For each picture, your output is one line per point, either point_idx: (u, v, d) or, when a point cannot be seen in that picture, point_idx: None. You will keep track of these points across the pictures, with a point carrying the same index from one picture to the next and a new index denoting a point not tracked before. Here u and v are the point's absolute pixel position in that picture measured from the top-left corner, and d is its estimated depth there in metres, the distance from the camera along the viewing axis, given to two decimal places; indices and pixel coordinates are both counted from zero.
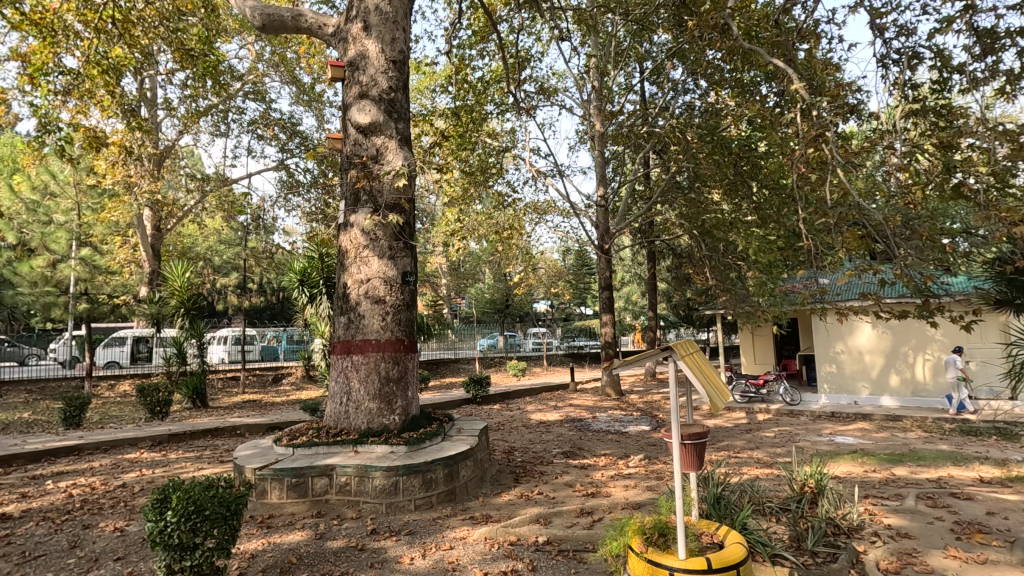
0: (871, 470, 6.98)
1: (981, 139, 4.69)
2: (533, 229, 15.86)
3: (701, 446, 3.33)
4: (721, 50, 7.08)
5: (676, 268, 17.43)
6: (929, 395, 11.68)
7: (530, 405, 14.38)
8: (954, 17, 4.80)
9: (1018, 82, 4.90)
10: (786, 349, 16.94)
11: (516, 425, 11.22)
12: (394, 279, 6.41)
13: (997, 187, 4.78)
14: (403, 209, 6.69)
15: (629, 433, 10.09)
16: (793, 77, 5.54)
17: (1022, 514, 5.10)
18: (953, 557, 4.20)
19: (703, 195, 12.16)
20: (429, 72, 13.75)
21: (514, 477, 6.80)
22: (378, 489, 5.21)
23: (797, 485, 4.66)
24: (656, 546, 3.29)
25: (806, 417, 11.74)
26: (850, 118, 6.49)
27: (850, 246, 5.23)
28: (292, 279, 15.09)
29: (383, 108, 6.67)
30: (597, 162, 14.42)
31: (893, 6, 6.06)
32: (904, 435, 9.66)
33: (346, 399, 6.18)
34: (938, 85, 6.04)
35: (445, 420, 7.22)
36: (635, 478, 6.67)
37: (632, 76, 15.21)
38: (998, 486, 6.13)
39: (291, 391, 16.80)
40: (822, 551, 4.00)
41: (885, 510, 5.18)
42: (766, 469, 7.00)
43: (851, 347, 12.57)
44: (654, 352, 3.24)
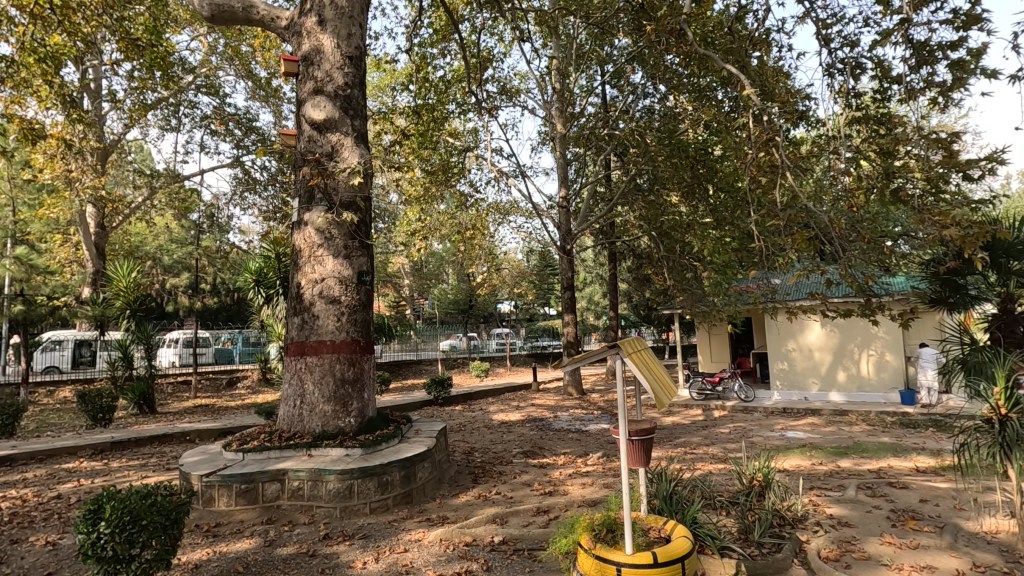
0: (818, 463, 7.26)
1: (916, 147, 4.94)
2: (496, 229, 15.84)
3: (648, 441, 3.39)
4: (678, 55, 7.20)
5: (637, 268, 17.70)
6: (874, 390, 12.20)
7: (492, 405, 14.36)
8: (893, 29, 5.03)
9: (949, 92, 5.18)
10: (741, 347, 17.46)
11: (477, 426, 11.17)
12: (350, 279, 6.29)
13: (931, 192, 5.04)
14: (358, 208, 6.57)
15: (589, 432, 10.21)
16: (745, 82, 5.69)
17: (951, 501, 5.41)
18: (888, 543, 4.40)
19: (662, 198, 12.38)
20: (390, 69, 13.52)
21: (473, 478, 6.76)
22: (332, 493, 5.09)
23: (746, 479, 4.79)
24: (605, 542, 3.33)
25: (760, 413, 12.13)
26: (799, 124, 6.72)
27: (799, 246, 5.40)
28: (247, 279, 14.69)
29: (339, 105, 6.54)
30: (558, 163, 14.49)
31: (838, 18, 6.31)
32: (849, 429, 10.08)
33: (299, 402, 6.02)
34: (878, 94, 6.32)
35: (402, 421, 7.12)
36: (593, 476, 6.75)
37: (594, 78, 15.34)
38: (932, 476, 6.47)
39: (247, 394, 16.29)
40: (767, 542, 4.14)
41: (828, 501, 5.39)
42: (720, 465, 7.19)
43: (802, 344, 13.05)
44: (604, 349, 3.28)
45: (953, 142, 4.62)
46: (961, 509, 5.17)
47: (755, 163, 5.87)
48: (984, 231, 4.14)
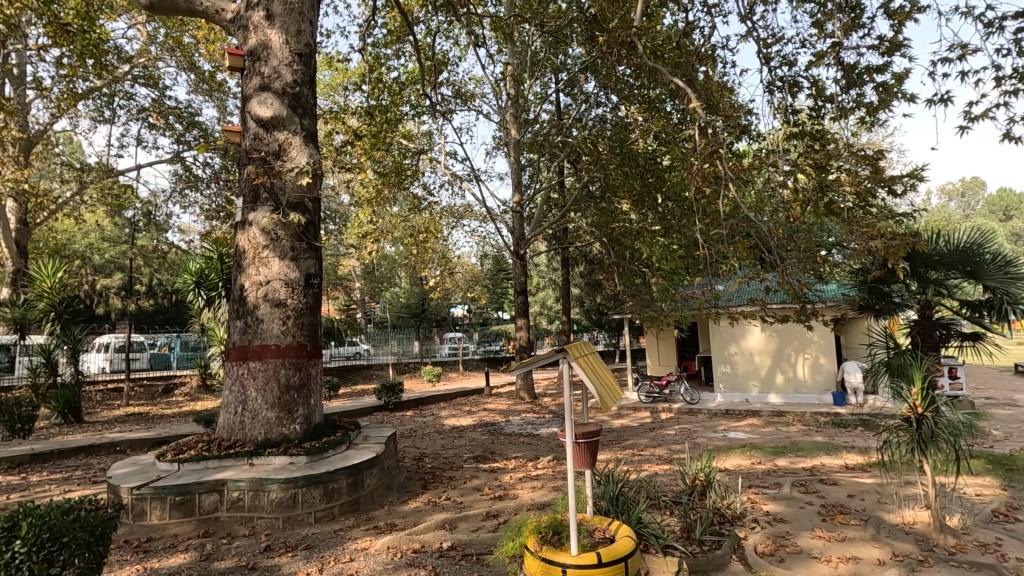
0: (757, 462, 7.59)
1: (847, 163, 5.29)
2: (450, 232, 15.78)
3: (594, 444, 3.46)
4: (629, 66, 7.39)
5: (588, 274, 18.01)
6: (809, 391, 12.85)
7: (443, 410, 14.24)
8: (826, 51, 5.36)
9: (875, 113, 5.57)
10: (687, 351, 18.07)
11: (428, 431, 11.06)
12: (297, 282, 6.12)
13: (860, 205, 5.37)
14: (306, 208, 6.40)
15: (540, 436, 10.30)
16: (692, 96, 5.90)
17: (875, 495, 5.78)
18: (818, 537, 4.65)
19: (613, 205, 12.65)
20: (342, 68, 13.23)
21: (423, 484, 6.69)
22: (274, 503, 4.93)
23: (689, 479, 4.94)
24: (551, 544, 3.37)
25: (704, 415, 12.57)
26: (741, 137, 7.03)
27: (741, 254, 5.65)
28: (187, 280, 14.06)
29: (287, 102, 6.36)
30: (512, 168, 14.57)
31: (777, 38, 6.66)
32: (786, 429, 10.59)
33: (241, 409, 5.79)
34: (813, 113, 6.70)
35: (350, 428, 6.96)
36: (543, 479, 6.82)
37: (548, 86, 15.52)
38: (860, 472, 6.88)
39: (185, 402, 15.51)
40: (708, 539, 4.29)
41: (765, 498, 5.65)
42: (666, 466, 7.40)
43: (743, 348, 13.62)
44: (552, 353, 3.33)
45: (879, 159, 4.97)
46: (884, 502, 5.52)
47: (700, 174, 6.10)
48: (906, 242, 4.45)
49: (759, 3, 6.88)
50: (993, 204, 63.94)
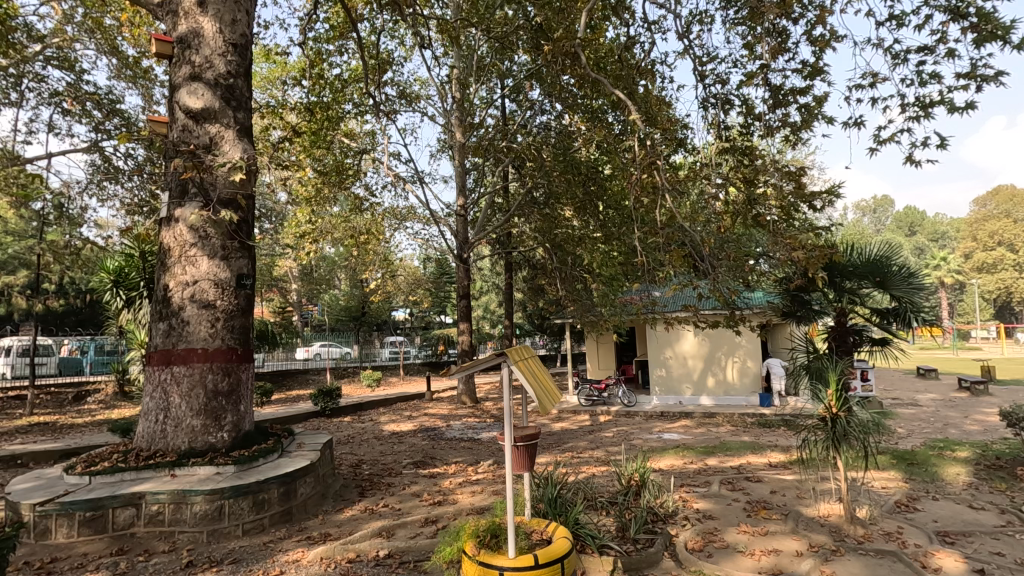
0: (689, 462, 7.90)
1: (773, 178, 5.63)
2: (392, 235, 15.52)
3: (532, 447, 3.49)
4: (573, 75, 7.53)
5: (531, 279, 18.20)
6: (737, 393, 13.51)
7: (383, 416, 13.94)
8: (756, 72, 5.68)
9: (799, 132, 5.96)
10: (625, 355, 18.58)
11: (367, 437, 10.80)
12: (227, 282, 5.83)
13: (784, 218, 5.71)
14: (239, 206, 6.12)
15: (481, 440, 10.29)
16: (632, 108, 6.09)
17: (795, 491, 6.15)
18: (744, 532, 4.90)
19: (556, 212, 12.87)
20: (281, 61, 12.76)
21: (360, 492, 6.52)
22: (198, 516, 4.66)
23: (625, 480, 5.09)
24: (488, 548, 3.37)
25: (640, 417, 12.97)
26: (678, 150, 7.33)
27: (675, 262, 5.88)
28: (103, 279, 13.07)
29: (220, 94, 6.06)
30: (457, 171, 14.53)
31: (712, 57, 6.99)
32: (716, 430, 11.08)
33: (163, 417, 5.45)
34: (744, 129, 7.06)
35: (283, 435, 6.69)
36: (483, 484, 6.81)
37: (494, 91, 15.59)
38: (781, 469, 7.31)
39: (98, 410, 14.38)
40: (642, 538, 4.43)
41: (696, 496, 5.90)
42: (603, 467, 7.57)
43: (677, 352, 14.15)
44: (492, 357, 3.35)
45: (801, 176, 5.32)
46: (803, 497, 5.88)
47: (639, 184, 6.30)
48: (824, 254, 4.80)
49: (696, 22, 7.21)
50: (900, 221, 69.70)
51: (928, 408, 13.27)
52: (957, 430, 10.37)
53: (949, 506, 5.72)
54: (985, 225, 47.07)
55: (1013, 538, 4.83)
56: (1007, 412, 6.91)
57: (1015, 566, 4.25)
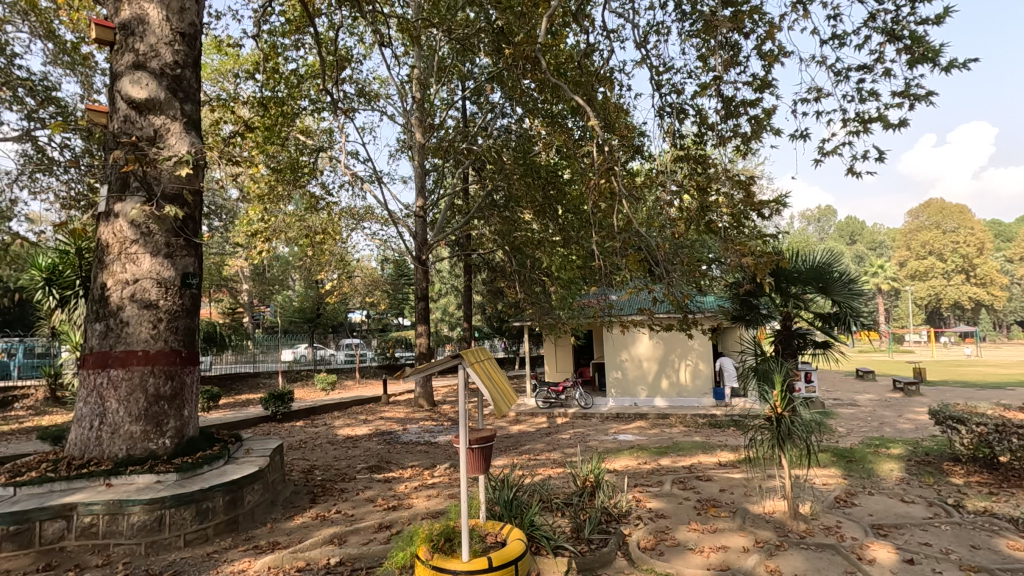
0: (643, 462, 8.06)
1: (724, 186, 5.80)
2: (349, 235, 15.22)
3: (487, 449, 3.48)
4: (534, 80, 7.58)
5: (490, 282, 18.20)
6: (689, 395, 13.89)
7: (337, 420, 13.63)
8: (709, 84, 5.85)
9: (749, 142, 6.18)
10: (582, 358, 18.80)
11: (320, 442, 10.52)
12: (171, 281, 5.57)
13: (734, 225, 5.90)
14: (185, 201, 5.85)
15: (438, 443, 10.19)
16: (591, 114, 6.17)
17: (743, 489, 6.36)
18: (694, 530, 5.03)
19: (516, 215, 12.90)
20: (233, 53, 12.33)
21: (312, 498, 6.33)
22: (136, 528, 4.42)
23: (580, 481, 5.15)
24: (442, 552, 3.33)
25: (597, 419, 13.15)
26: (635, 157, 7.48)
27: (631, 266, 6.00)
28: (35, 277, 12.29)
29: (166, 84, 5.80)
30: (416, 172, 14.38)
31: (667, 67, 7.17)
32: (670, 431, 11.35)
33: (98, 423, 5.15)
34: (697, 138, 7.27)
35: (230, 441, 6.44)
36: (438, 488, 6.74)
37: (455, 92, 15.53)
38: (730, 468, 7.55)
39: (27, 416, 13.47)
40: (596, 538, 4.48)
41: (649, 496, 6.02)
42: (559, 469, 7.63)
43: (633, 355, 14.41)
44: (448, 359, 3.32)
45: (750, 184, 5.51)
46: (750, 494, 6.09)
47: (597, 189, 6.39)
48: (772, 260, 5.00)
49: (654, 32, 7.37)
50: (842, 230, 73.40)
51: (865, 408, 14.01)
52: (892, 429, 10.96)
53: (884, 500, 6.03)
54: (918, 235, 50.08)
55: (940, 529, 5.14)
56: (936, 411, 7.35)
57: (941, 555, 4.52)
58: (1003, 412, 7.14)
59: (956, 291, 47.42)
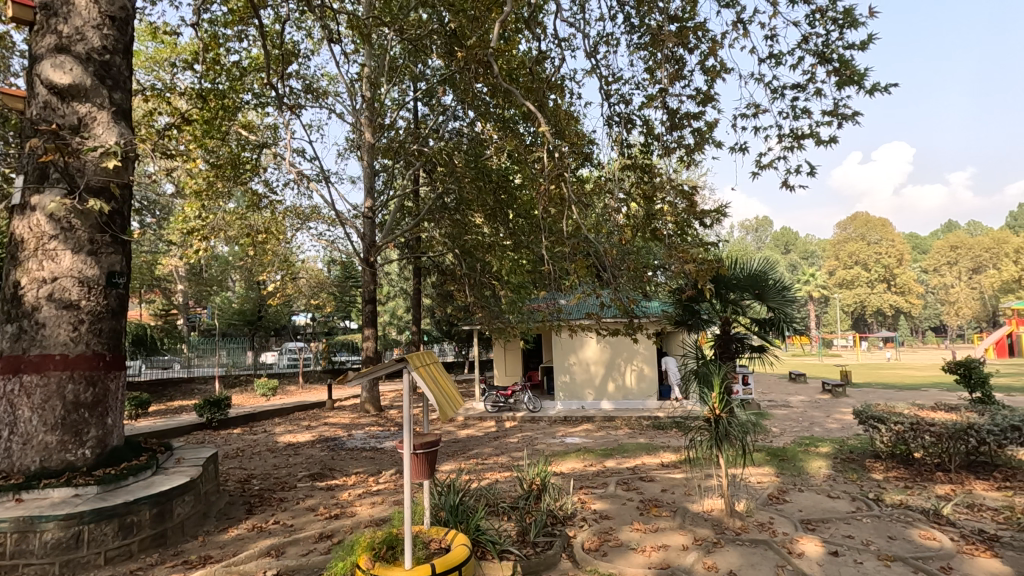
0: (589, 464, 8.19)
1: (669, 196, 5.97)
2: (294, 235, 14.72)
3: (432, 454, 3.43)
4: (486, 84, 7.57)
5: (440, 285, 18.05)
6: (634, 398, 14.24)
7: (278, 426, 13.12)
8: (655, 95, 6.01)
9: (692, 154, 6.40)
10: (531, 362, 18.94)
11: (259, 449, 10.10)
12: (94, 280, 5.21)
13: (678, 233, 6.08)
14: (112, 195, 5.49)
15: (384, 449, 9.99)
16: (541, 120, 6.21)
17: (683, 489, 6.57)
18: (636, 530, 5.14)
19: (466, 218, 12.85)
20: (170, 42, 11.72)
21: (248, 509, 6.05)
22: (49, 546, 4.09)
23: (526, 484, 5.17)
24: (384, 560, 3.26)
25: (545, 422, 13.26)
26: (585, 164, 7.59)
27: (579, 271, 6.09)
28: None
29: (93, 71, 5.44)
30: (365, 172, 14.11)
31: (617, 78, 7.32)
32: (615, 433, 11.58)
33: (8, 433, 4.75)
34: (644, 148, 7.45)
35: (158, 450, 6.08)
36: (383, 494, 6.60)
37: (406, 93, 15.36)
38: (672, 468, 7.77)
39: None
40: (541, 541, 4.51)
41: (594, 497, 6.12)
42: (506, 472, 7.64)
43: (581, 358, 14.63)
44: (392, 363, 3.26)
45: (693, 194, 5.71)
46: (690, 494, 6.29)
47: (547, 195, 6.45)
48: (712, 267, 5.21)
49: (603, 42, 7.52)
50: (778, 239, 77.35)
51: (797, 409, 14.80)
52: (820, 428, 11.61)
53: (812, 496, 6.36)
54: (845, 245, 53.37)
55: (862, 521, 5.47)
56: (860, 411, 7.82)
57: (862, 546, 4.81)
58: (917, 411, 7.69)
59: (878, 298, 50.89)
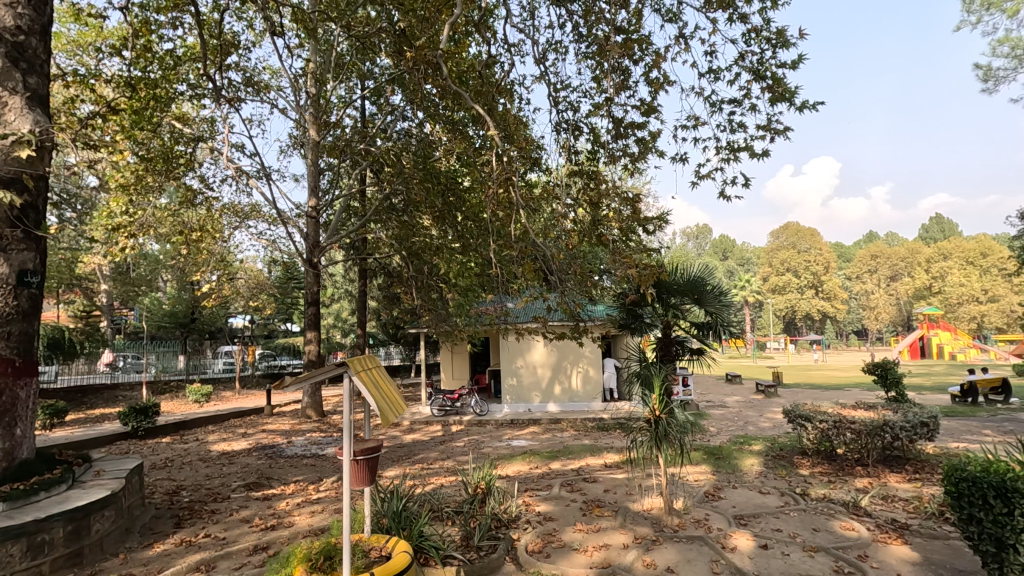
0: (534, 467, 8.25)
1: (614, 203, 6.11)
2: (231, 233, 14.08)
3: (373, 460, 3.36)
4: (436, 85, 7.50)
5: (386, 287, 17.72)
6: (580, 400, 14.47)
7: (211, 434, 12.49)
8: (601, 104, 6.14)
9: (637, 162, 6.58)
10: (479, 365, 18.90)
11: (190, 459, 9.58)
12: (2, 279, 4.81)
13: (623, 239, 6.23)
14: (25, 187, 5.07)
15: (326, 456, 9.71)
16: (490, 124, 6.21)
17: (625, 489, 6.74)
18: (579, 530, 5.22)
19: (414, 219, 12.68)
20: (96, 25, 10.97)
21: (176, 522, 5.72)
22: None
23: (470, 488, 5.16)
24: (321, 572, 3.16)
25: (491, 425, 13.28)
26: (533, 169, 7.66)
27: (527, 275, 6.14)
28: None
29: (5, 52, 5.03)
30: (309, 171, 13.70)
31: (565, 85, 7.43)
32: (561, 435, 11.73)
33: None
34: (591, 155, 7.61)
35: (75, 462, 5.67)
36: (323, 502, 6.41)
37: (353, 91, 15.03)
38: (615, 469, 7.93)
39: None
40: (484, 544, 4.50)
41: (538, 499, 6.17)
42: (451, 477, 7.59)
43: (528, 361, 14.72)
44: (332, 367, 3.17)
45: (637, 202, 5.88)
46: (631, 493, 6.46)
47: (496, 199, 6.46)
48: (654, 272, 5.39)
49: (552, 50, 7.62)
50: (717, 247, 80.95)
51: (732, 409, 15.47)
52: (753, 427, 12.17)
53: (745, 493, 6.66)
54: (778, 253, 56.34)
55: (789, 515, 5.78)
56: (788, 410, 8.26)
57: (789, 539, 5.08)
58: (839, 409, 8.20)
59: (807, 303, 54.00)
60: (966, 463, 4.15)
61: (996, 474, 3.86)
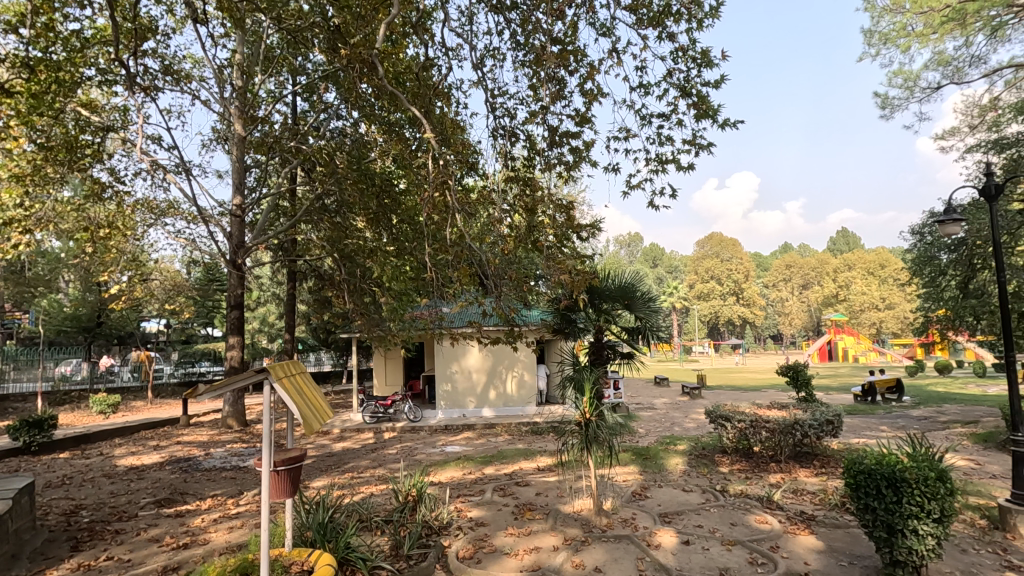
0: (467, 472, 8.20)
1: (549, 210, 6.20)
2: (145, 231, 13.09)
3: (295, 470, 3.25)
4: (371, 85, 7.33)
5: (316, 290, 17.09)
6: (515, 404, 14.57)
7: (118, 448, 11.54)
8: (537, 113, 6.22)
9: (571, 170, 6.71)
10: (413, 371, 18.60)
11: (92, 475, 8.80)
12: None
13: (557, 245, 6.33)
14: None
15: (247, 467, 9.21)
16: (427, 127, 6.13)
17: (556, 491, 6.83)
18: (510, 534, 5.24)
19: (347, 221, 12.32)
20: None
21: (73, 546, 5.23)
22: None
23: (401, 496, 5.05)
24: None
25: (425, 431, 13.09)
26: (469, 173, 7.65)
27: (462, 279, 6.09)
28: None
29: None
30: (234, 167, 12.99)
31: (503, 92, 7.47)
32: (495, 440, 11.75)
33: None
34: (527, 162, 7.69)
35: None
36: (243, 517, 6.07)
37: (283, 86, 14.44)
38: (547, 472, 8.02)
39: None
40: (415, 553, 4.42)
41: (471, 505, 6.14)
42: (382, 485, 7.40)
43: (463, 366, 14.62)
44: (251, 374, 3.02)
45: (571, 208, 5.99)
46: (562, 496, 6.56)
47: (432, 202, 6.38)
48: (586, 278, 5.51)
49: (491, 56, 7.64)
50: (647, 254, 84.18)
51: (660, 412, 16.08)
52: (679, 428, 12.71)
53: (670, 491, 6.92)
54: (703, 261, 59.27)
55: (709, 511, 6.06)
56: (710, 411, 8.68)
57: (709, 534, 5.32)
58: (756, 410, 8.72)
59: (729, 310, 57.15)
60: (864, 457, 4.52)
61: (887, 466, 4.22)
